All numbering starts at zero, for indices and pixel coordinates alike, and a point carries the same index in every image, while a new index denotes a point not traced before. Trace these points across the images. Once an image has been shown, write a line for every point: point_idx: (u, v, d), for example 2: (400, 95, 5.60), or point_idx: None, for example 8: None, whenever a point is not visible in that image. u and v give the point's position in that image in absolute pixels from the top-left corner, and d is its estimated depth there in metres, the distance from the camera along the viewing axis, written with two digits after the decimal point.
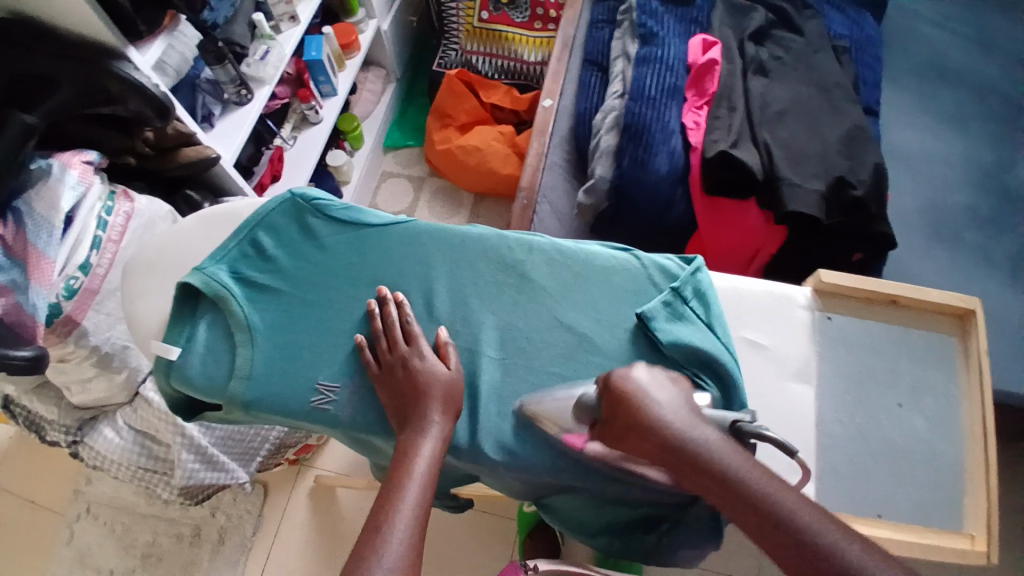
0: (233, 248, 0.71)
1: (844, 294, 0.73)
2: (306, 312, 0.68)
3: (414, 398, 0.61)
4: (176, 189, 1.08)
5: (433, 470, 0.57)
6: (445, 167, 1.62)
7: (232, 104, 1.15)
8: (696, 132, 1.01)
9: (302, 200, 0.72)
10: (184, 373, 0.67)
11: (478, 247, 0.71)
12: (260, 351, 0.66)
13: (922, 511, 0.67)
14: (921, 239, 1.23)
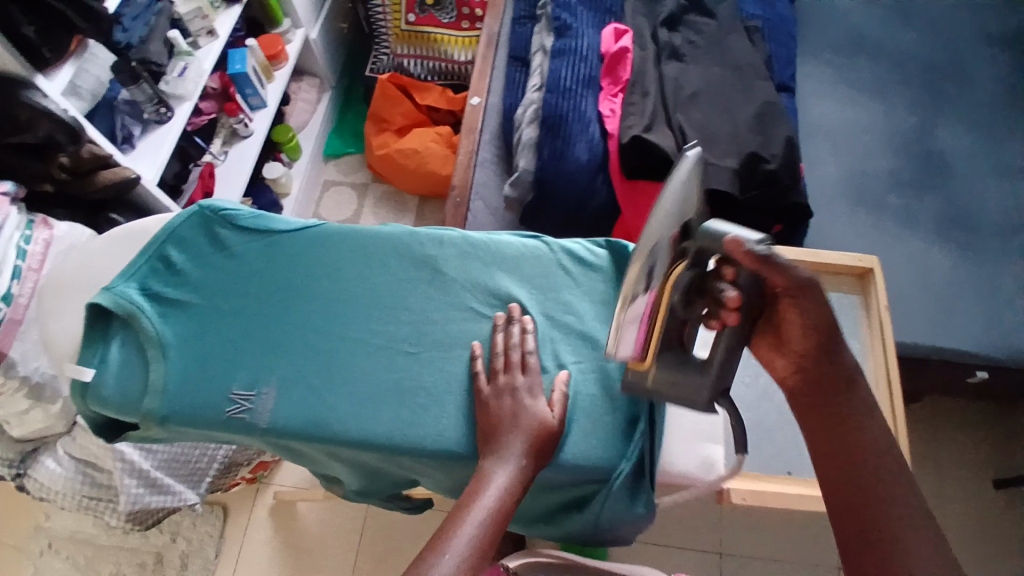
0: (142, 265, 0.70)
1: None
2: (219, 323, 0.68)
3: (499, 427, 0.61)
4: (99, 212, 1.07)
5: (501, 508, 0.56)
6: (386, 171, 1.62)
7: (153, 123, 1.15)
8: (612, 119, 1.04)
9: (210, 212, 0.72)
10: (100, 394, 0.67)
11: (388, 244, 0.71)
12: (173, 365, 0.66)
13: None
14: (845, 207, 1.26)
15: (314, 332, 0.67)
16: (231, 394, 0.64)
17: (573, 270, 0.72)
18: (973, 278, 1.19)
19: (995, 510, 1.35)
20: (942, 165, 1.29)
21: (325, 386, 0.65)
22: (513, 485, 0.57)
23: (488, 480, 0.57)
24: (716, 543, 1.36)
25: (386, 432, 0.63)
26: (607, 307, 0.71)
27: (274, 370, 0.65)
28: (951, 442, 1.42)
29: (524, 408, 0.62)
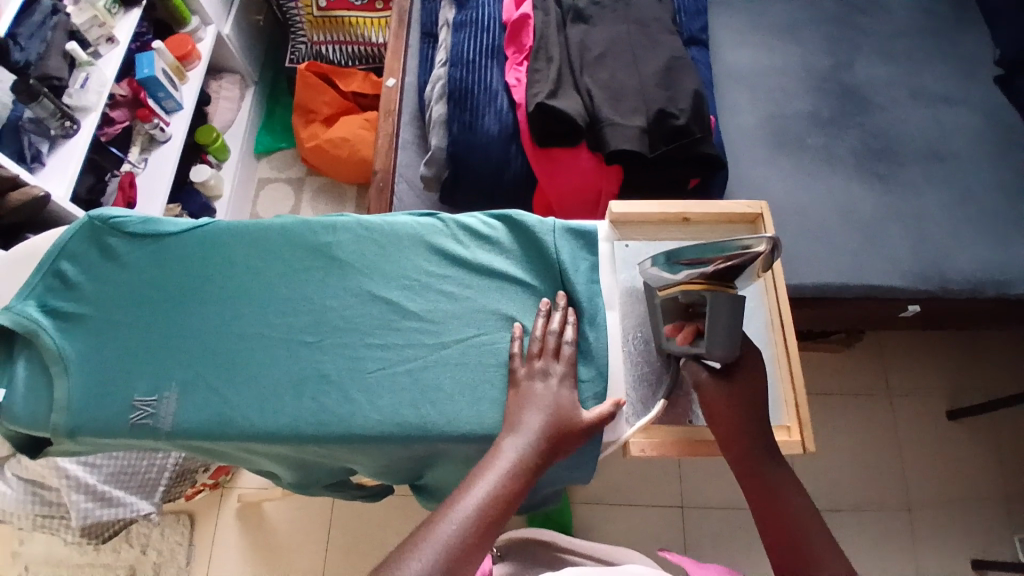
0: (36, 283, 0.69)
1: (637, 219, 0.75)
2: (121, 332, 0.68)
3: (517, 398, 0.64)
4: (10, 236, 1.04)
5: (507, 487, 0.58)
6: (320, 163, 1.61)
7: (60, 139, 1.12)
8: (518, 88, 1.03)
9: (99, 221, 0.71)
10: (6, 415, 0.66)
11: (285, 237, 0.72)
12: (78, 379, 0.66)
13: None
14: (767, 152, 1.27)
15: (218, 330, 0.68)
16: (138, 401, 0.65)
17: (471, 242, 0.73)
18: (897, 209, 1.21)
19: (938, 433, 1.41)
20: (859, 102, 1.31)
21: (232, 382, 0.66)
22: (527, 449, 0.61)
23: (501, 449, 0.61)
24: (676, 495, 1.40)
25: (295, 421, 0.64)
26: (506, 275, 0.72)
27: (182, 372, 0.66)
28: (895, 372, 1.46)
29: (545, 381, 0.65)
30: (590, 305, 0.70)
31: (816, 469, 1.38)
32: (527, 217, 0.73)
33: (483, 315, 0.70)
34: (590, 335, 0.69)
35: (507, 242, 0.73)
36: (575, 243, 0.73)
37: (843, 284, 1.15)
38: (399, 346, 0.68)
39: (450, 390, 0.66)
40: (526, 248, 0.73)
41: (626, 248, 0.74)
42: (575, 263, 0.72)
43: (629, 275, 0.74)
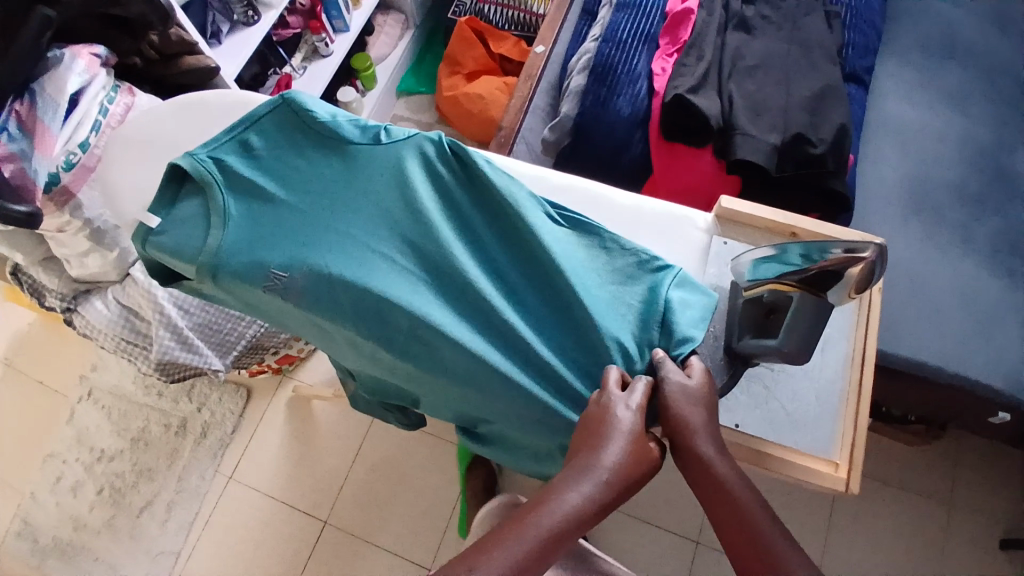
0: (225, 141, 0.80)
1: (741, 221, 0.73)
2: (278, 211, 0.75)
3: (589, 434, 0.59)
4: (174, 92, 1.16)
5: (561, 530, 0.52)
6: (451, 113, 1.68)
7: (241, 25, 1.24)
8: (660, 77, 1.03)
9: (291, 106, 0.81)
10: (158, 241, 0.76)
11: (434, 169, 0.76)
12: (230, 233, 0.74)
13: (787, 427, 0.67)
14: (897, 213, 1.19)
15: (347, 233, 0.72)
16: (264, 269, 0.71)
17: (597, 239, 0.73)
18: None
19: (1000, 564, 1.27)
20: (1016, 188, 1.20)
21: (335, 275, 0.69)
22: (593, 493, 0.54)
23: (556, 495, 0.54)
24: (696, 529, 1.35)
25: (398, 338, 0.67)
26: (625, 274, 0.72)
27: (305, 253, 0.71)
28: (970, 485, 1.33)
29: (612, 427, 0.59)
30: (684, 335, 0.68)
31: (850, 552, 1.29)
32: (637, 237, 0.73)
33: (581, 306, 0.69)
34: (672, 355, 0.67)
35: (627, 258, 0.72)
36: (684, 287, 0.70)
37: (940, 367, 1.07)
38: (495, 301, 0.69)
39: (526, 361, 0.68)
40: (644, 268, 0.71)
41: (724, 246, 0.72)
42: (688, 304, 0.70)
43: (718, 271, 0.72)
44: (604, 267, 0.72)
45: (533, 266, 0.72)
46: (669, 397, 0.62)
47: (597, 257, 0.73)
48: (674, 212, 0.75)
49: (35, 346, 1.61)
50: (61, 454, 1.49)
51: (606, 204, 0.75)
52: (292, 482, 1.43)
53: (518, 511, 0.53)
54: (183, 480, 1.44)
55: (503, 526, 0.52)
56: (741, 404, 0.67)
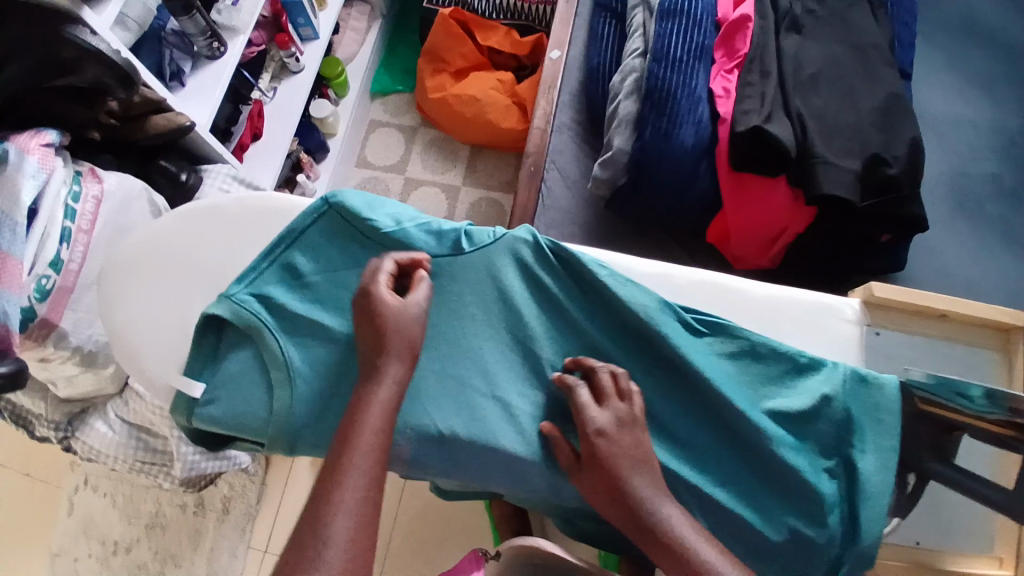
0: (264, 270, 0.67)
1: (893, 308, 0.68)
2: (356, 354, 0.66)
3: (372, 329, 0.59)
4: (143, 156, 0.97)
5: (382, 435, 0.55)
6: (441, 117, 1.50)
7: (204, 58, 1.02)
8: (724, 100, 0.94)
9: (346, 216, 0.68)
10: (209, 413, 0.64)
11: (532, 279, 0.68)
12: (300, 394, 0.63)
13: (954, 533, 0.66)
14: (943, 211, 1.14)
15: (452, 376, 0.65)
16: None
17: (746, 344, 0.66)
18: None
19: None
20: None
21: (453, 437, 0.63)
22: (374, 437, 0.54)
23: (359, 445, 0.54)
24: None
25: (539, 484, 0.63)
26: (768, 379, 0.66)
27: (406, 411, 0.64)
28: None
29: (381, 313, 0.59)
30: (880, 414, 0.62)
31: None
32: (781, 333, 0.67)
33: (744, 432, 0.64)
34: (862, 447, 0.62)
35: (781, 365, 0.66)
36: (868, 395, 0.63)
37: None
38: None
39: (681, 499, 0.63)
40: (807, 375, 0.65)
41: (878, 337, 0.68)
42: (881, 405, 0.62)
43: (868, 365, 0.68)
44: (761, 379, 0.66)
45: (666, 386, 0.66)
46: (608, 456, 0.57)
47: (746, 365, 0.66)
48: (820, 302, 0.68)
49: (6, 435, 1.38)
50: (69, 552, 1.31)
51: (740, 298, 0.68)
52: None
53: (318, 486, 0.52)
54: (213, 562, 1.28)
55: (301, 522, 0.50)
56: (917, 520, 0.66)
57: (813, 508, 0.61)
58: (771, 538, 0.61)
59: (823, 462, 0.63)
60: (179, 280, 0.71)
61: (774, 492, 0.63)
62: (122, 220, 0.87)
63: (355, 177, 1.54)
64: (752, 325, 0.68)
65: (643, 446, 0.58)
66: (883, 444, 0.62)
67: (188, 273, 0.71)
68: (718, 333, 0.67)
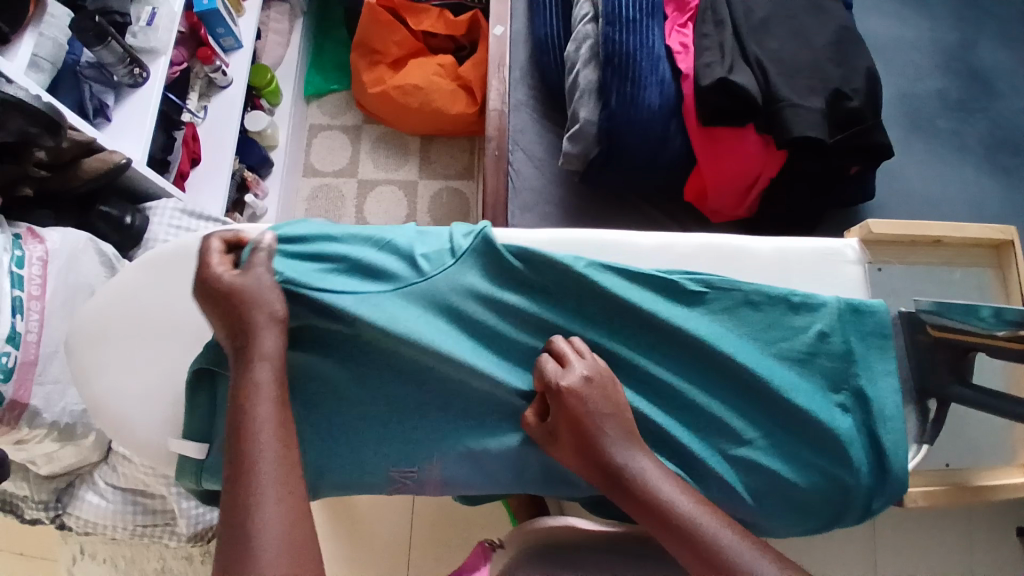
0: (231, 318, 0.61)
1: (890, 241, 0.75)
2: (361, 388, 0.63)
3: (225, 312, 0.56)
4: (79, 204, 0.90)
5: (276, 412, 0.52)
6: (385, 112, 1.44)
7: (127, 87, 0.96)
8: (683, 56, 0.94)
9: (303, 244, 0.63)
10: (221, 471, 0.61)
11: (508, 275, 0.66)
12: (315, 435, 0.62)
13: (973, 448, 0.73)
14: (898, 134, 1.17)
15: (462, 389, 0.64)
16: (386, 469, 0.63)
17: (740, 296, 0.67)
18: None
19: None
20: (988, 85, 1.21)
21: (481, 447, 0.63)
22: (270, 415, 0.52)
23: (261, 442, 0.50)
24: None
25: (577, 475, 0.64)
26: (773, 334, 0.67)
27: (426, 431, 0.63)
28: None
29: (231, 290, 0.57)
30: (878, 344, 0.66)
31: None
32: (790, 282, 0.69)
33: (754, 384, 0.64)
34: (864, 378, 0.65)
35: (778, 310, 0.67)
36: (861, 324, 0.66)
37: None
38: (664, 417, 0.63)
39: (723, 468, 0.62)
40: (802, 314, 0.67)
41: (881, 272, 0.75)
42: (871, 337, 0.66)
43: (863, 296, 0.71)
44: (762, 329, 0.67)
45: (672, 354, 0.66)
46: (575, 412, 0.57)
47: (746, 319, 0.67)
48: (823, 249, 0.71)
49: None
50: None
51: (747, 256, 0.70)
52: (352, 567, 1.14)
53: (230, 487, 0.48)
54: None
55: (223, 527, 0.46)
56: (945, 444, 0.73)
57: (837, 448, 0.63)
58: (805, 486, 0.62)
59: (837, 399, 0.65)
60: (155, 336, 0.65)
61: (799, 438, 0.64)
62: (72, 277, 0.82)
63: (305, 187, 1.46)
64: (743, 278, 0.69)
65: (607, 397, 0.58)
66: (882, 368, 0.65)
67: (165, 334, 0.65)
68: (718, 295, 0.67)
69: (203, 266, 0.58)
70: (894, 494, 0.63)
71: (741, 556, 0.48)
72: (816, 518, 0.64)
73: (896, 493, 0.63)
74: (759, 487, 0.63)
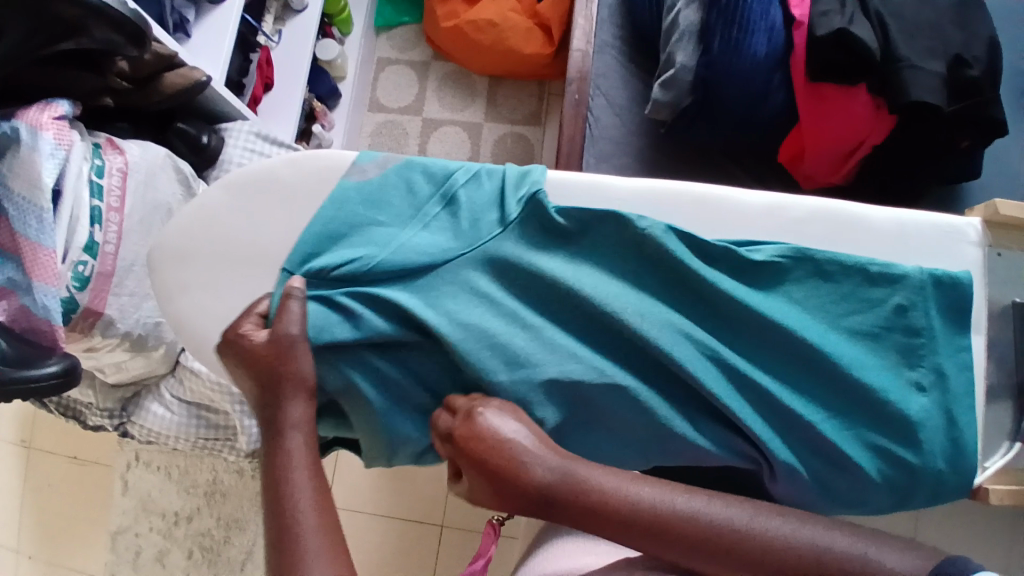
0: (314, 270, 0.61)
1: (1013, 223, 0.69)
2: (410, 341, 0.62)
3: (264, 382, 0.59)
4: (156, 120, 0.90)
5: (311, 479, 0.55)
6: (455, 48, 1.38)
7: (206, 2, 0.94)
8: (798, 2, 0.85)
9: (363, 202, 0.64)
10: None
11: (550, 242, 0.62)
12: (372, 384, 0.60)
13: None
14: (1011, 111, 1.06)
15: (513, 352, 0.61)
16: None
17: (811, 265, 0.62)
18: None
19: None
20: None
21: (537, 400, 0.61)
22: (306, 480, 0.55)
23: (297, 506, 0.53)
24: None
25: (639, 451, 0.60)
26: (844, 311, 0.61)
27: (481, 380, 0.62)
28: None
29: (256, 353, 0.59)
30: (957, 333, 0.61)
31: None
32: (908, 257, 0.64)
33: (816, 359, 0.59)
34: (936, 358, 0.60)
35: (852, 281, 0.62)
36: (940, 296, 0.61)
37: None
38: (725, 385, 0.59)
39: (797, 448, 0.58)
40: (879, 287, 0.61)
41: (1000, 258, 0.69)
42: (941, 319, 0.61)
43: (961, 260, 0.65)
44: (831, 301, 0.62)
45: (729, 327, 0.61)
46: (485, 445, 0.54)
47: (816, 290, 0.62)
48: (942, 225, 0.65)
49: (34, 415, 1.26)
50: (129, 530, 1.21)
51: (861, 225, 0.64)
52: (393, 495, 1.17)
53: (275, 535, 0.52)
54: None
55: (270, 522, 0.52)
56: None
57: (905, 429, 0.58)
58: (874, 476, 0.58)
59: (912, 379, 0.60)
60: (238, 258, 0.65)
61: (866, 421, 0.59)
62: (152, 193, 0.82)
63: (370, 122, 1.43)
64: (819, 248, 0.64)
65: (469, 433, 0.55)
66: (956, 345, 0.61)
67: (254, 254, 0.65)
68: (797, 263, 0.62)
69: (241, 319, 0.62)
70: (963, 480, 0.59)
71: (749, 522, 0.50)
72: (878, 504, 0.59)
73: (963, 480, 0.59)
74: (819, 466, 0.58)
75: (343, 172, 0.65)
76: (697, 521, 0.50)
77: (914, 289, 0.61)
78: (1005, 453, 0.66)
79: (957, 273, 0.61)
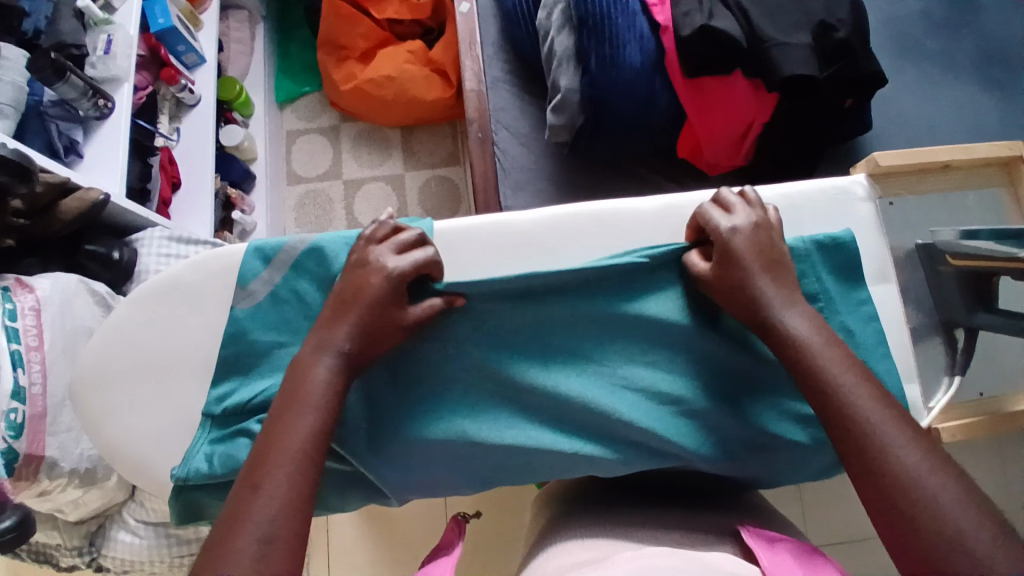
0: (220, 413, 0.61)
1: (897, 171, 0.74)
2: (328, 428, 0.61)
3: (349, 299, 0.56)
4: (64, 246, 0.89)
5: (315, 432, 0.49)
6: (360, 107, 1.40)
7: (94, 120, 0.93)
8: (660, 7, 0.90)
9: (251, 310, 0.64)
10: None
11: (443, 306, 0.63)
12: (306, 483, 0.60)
13: (998, 377, 0.73)
14: (888, 60, 1.12)
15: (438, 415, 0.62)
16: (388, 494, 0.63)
17: None
18: None
19: None
20: None
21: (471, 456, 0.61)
22: (313, 433, 0.49)
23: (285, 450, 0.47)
24: None
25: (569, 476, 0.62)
26: None
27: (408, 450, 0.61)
28: None
29: (366, 284, 0.56)
30: (855, 289, 0.64)
31: None
32: (802, 227, 0.67)
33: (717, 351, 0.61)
34: (840, 319, 0.63)
35: None
36: (828, 259, 0.64)
37: None
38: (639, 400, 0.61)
39: (722, 435, 0.60)
40: None
41: (892, 207, 0.74)
42: (838, 281, 0.64)
43: (852, 216, 0.68)
44: None
45: (639, 339, 0.63)
46: (736, 258, 0.57)
47: None
48: (829, 188, 0.69)
49: (3, 567, 1.18)
50: None
51: None
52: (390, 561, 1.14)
53: (246, 477, 0.46)
54: None
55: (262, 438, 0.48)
56: (975, 373, 0.72)
57: None
58: (806, 442, 0.59)
59: None
60: (161, 375, 0.64)
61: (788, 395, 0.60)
62: (70, 322, 0.80)
63: (291, 196, 1.43)
64: None
65: (772, 248, 0.57)
66: (855, 299, 0.64)
67: (173, 370, 0.64)
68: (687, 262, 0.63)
69: (365, 239, 0.60)
70: None
71: (897, 446, 0.44)
72: (816, 467, 0.61)
73: None
74: (749, 451, 0.60)
75: (233, 299, 0.64)
76: (870, 433, 0.45)
77: (800, 259, 0.63)
78: (947, 389, 0.67)
79: (837, 234, 0.64)
